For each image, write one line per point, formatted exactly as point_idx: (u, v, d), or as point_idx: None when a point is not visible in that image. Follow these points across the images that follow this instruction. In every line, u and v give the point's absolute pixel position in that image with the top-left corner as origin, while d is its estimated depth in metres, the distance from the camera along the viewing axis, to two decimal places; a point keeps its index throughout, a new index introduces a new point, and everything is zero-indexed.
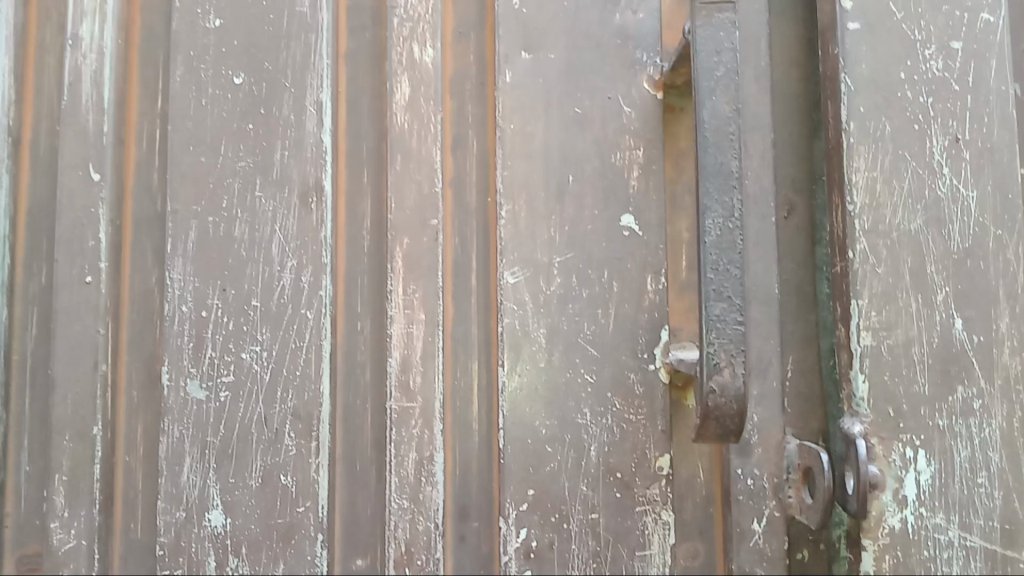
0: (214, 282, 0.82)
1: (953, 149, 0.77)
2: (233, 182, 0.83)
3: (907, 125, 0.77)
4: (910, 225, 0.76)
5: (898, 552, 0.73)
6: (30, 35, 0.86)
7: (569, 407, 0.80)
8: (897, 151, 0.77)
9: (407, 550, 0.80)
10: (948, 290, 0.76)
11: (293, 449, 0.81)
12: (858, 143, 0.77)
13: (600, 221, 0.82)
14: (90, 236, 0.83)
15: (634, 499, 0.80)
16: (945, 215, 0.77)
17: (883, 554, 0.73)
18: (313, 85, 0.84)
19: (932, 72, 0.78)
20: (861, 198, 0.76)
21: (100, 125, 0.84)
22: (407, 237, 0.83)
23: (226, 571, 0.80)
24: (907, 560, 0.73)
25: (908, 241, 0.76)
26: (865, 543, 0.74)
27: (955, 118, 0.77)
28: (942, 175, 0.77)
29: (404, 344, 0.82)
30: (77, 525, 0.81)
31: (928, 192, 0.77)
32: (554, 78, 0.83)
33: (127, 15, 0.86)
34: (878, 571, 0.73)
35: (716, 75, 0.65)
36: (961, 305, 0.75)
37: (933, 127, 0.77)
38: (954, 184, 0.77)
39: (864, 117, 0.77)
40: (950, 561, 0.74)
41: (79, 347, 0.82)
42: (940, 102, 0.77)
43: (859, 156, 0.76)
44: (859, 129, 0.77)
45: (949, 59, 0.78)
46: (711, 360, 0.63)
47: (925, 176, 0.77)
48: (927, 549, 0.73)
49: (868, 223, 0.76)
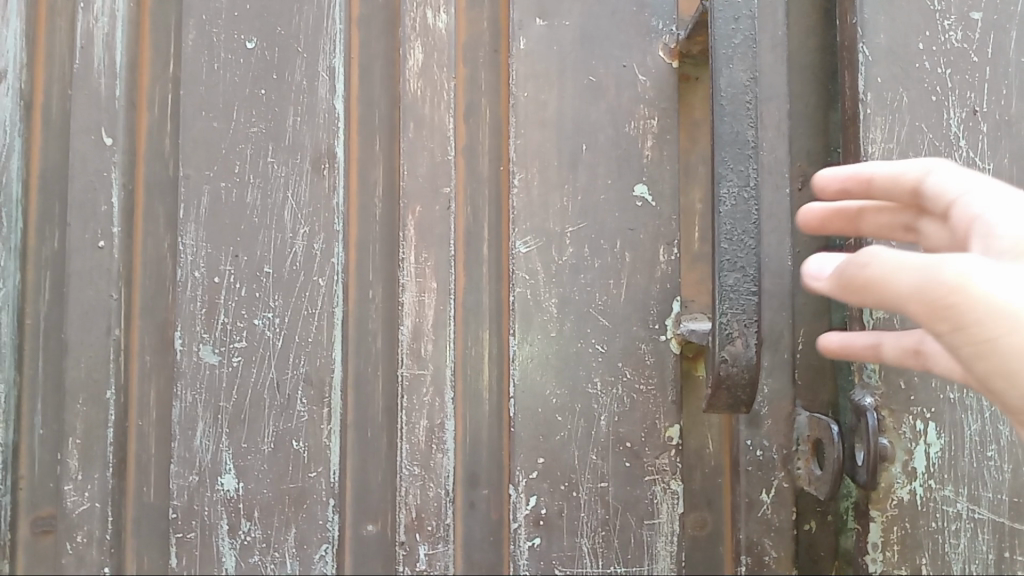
0: (227, 248, 0.82)
1: (970, 121, 0.76)
2: (246, 148, 0.83)
3: (925, 97, 0.76)
4: None
5: (906, 523, 0.74)
6: None
7: (580, 376, 0.80)
8: (914, 123, 0.76)
9: (417, 515, 0.81)
10: None
11: (305, 414, 0.81)
12: (875, 114, 0.76)
13: (613, 191, 0.81)
14: (103, 201, 0.84)
15: (643, 468, 0.80)
16: None
17: (890, 525, 0.74)
18: (326, 50, 0.84)
19: (951, 43, 0.77)
20: None
21: (112, 89, 0.84)
22: (419, 205, 0.82)
23: (239, 534, 0.81)
24: (915, 532, 0.74)
25: None
26: (873, 514, 0.74)
27: (973, 89, 0.76)
28: (958, 148, 0.76)
29: (416, 312, 0.82)
30: (90, 488, 0.82)
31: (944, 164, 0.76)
32: (568, 46, 0.82)
33: None
34: (885, 542, 0.74)
35: (734, 43, 0.64)
36: None
37: (950, 98, 0.76)
38: (971, 156, 0.76)
39: (881, 88, 0.76)
40: (958, 533, 0.74)
41: (92, 311, 0.83)
42: (958, 73, 0.76)
43: (876, 127, 0.76)
44: (876, 99, 0.76)
45: (969, 30, 0.77)
46: (724, 331, 0.63)
47: (941, 148, 0.76)
48: (934, 520, 0.74)
49: None
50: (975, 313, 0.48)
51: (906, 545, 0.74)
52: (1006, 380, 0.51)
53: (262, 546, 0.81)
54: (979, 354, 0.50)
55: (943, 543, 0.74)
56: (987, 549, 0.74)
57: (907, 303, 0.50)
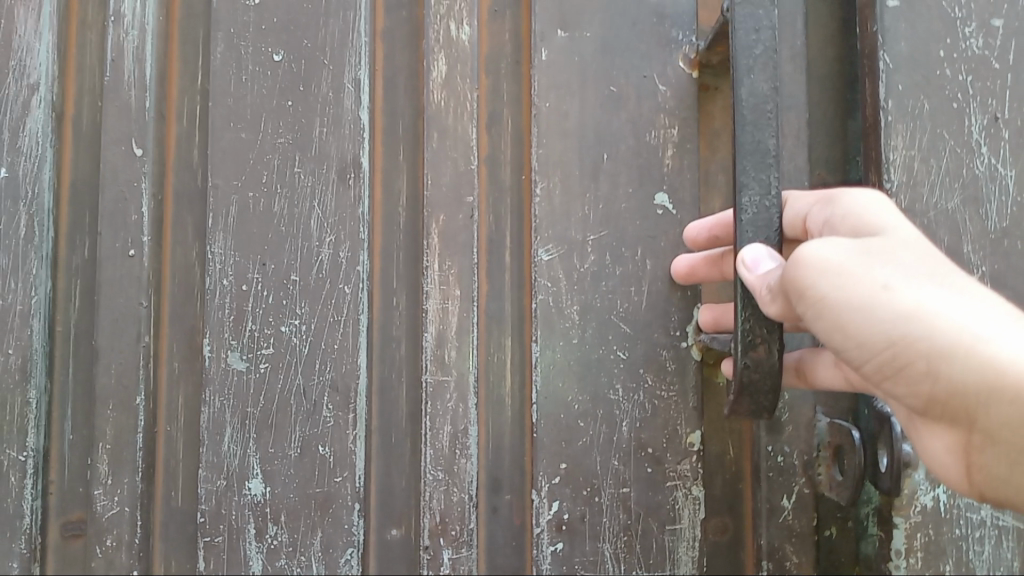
0: (255, 257, 0.84)
1: (992, 128, 0.77)
2: (273, 159, 0.85)
3: (946, 104, 0.76)
4: (948, 204, 0.76)
5: (929, 530, 0.74)
6: (71, 10, 0.87)
7: (602, 382, 0.81)
8: (936, 130, 0.76)
9: (441, 520, 0.82)
10: (985, 269, 0.75)
11: (331, 420, 0.83)
12: (897, 121, 0.76)
13: (634, 199, 0.82)
14: (133, 210, 0.86)
15: (665, 474, 0.81)
16: (983, 193, 0.76)
17: (913, 532, 0.74)
18: (351, 62, 0.85)
19: (972, 50, 0.77)
20: (899, 176, 0.76)
21: (142, 101, 0.86)
22: (443, 213, 0.84)
23: (266, 538, 0.83)
24: (939, 538, 0.74)
25: (945, 221, 0.76)
26: (897, 521, 0.74)
27: (994, 96, 0.77)
28: (980, 154, 0.77)
29: (439, 319, 0.83)
30: (120, 492, 0.84)
31: (966, 170, 0.76)
32: (589, 56, 0.83)
33: None
34: (909, 549, 0.74)
35: (755, 53, 0.64)
36: (998, 286, 0.75)
37: (972, 105, 0.77)
38: (993, 163, 0.77)
39: (903, 95, 0.76)
40: (982, 539, 0.74)
41: (123, 319, 0.85)
42: (980, 80, 0.77)
43: (897, 135, 0.76)
44: (897, 107, 0.76)
45: (990, 38, 0.77)
46: (746, 338, 0.63)
47: (963, 155, 0.76)
48: (958, 527, 0.74)
49: (905, 201, 0.76)
50: (810, 275, 0.56)
51: (930, 552, 0.74)
52: (841, 336, 0.58)
53: (288, 550, 0.83)
54: (818, 315, 0.58)
55: (967, 550, 0.74)
56: (1012, 555, 0.74)
57: (767, 296, 0.59)
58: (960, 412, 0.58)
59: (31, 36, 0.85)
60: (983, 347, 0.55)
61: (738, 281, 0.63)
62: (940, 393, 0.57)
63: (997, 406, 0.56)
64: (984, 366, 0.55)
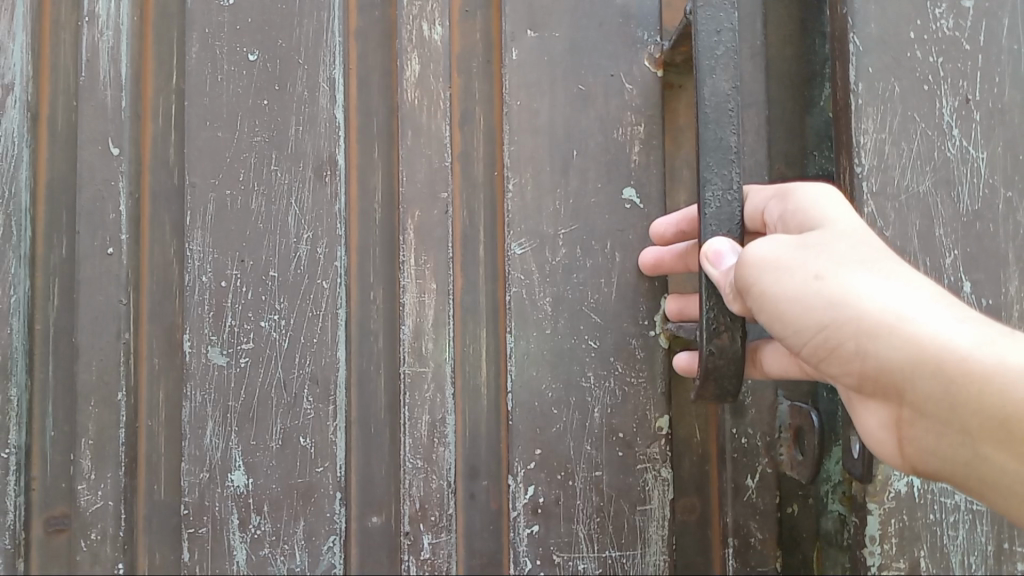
0: (233, 254, 0.86)
1: (963, 110, 0.79)
2: (250, 157, 0.86)
3: (917, 86, 0.78)
4: (919, 187, 0.78)
5: (903, 515, 0.76)
6: (44, 11, 0.89)
7: (574, 370, 0.84)
8: (907, 113, 0.78)
9: (421, 506, 0.84)
10: (957, 252, 0.77)
11: (311, 412, 0.85)
12: (867, 105, 0.78)
13: (603, 194, 0.85)
14: (111, 209, 0.87)
15: (635, 457, 0.84)
16: (954, 176, 0.78)
17: (887, 518, 0.76)
18: (326, 62, 0.87)
19: (943, 31, 0.79)
20: (869, 160, 0.78)
21: (118, 101, 0.88)
22: (418, 209, 0.86)
23: (249, 528, 0.85)
24: (913, 524, 0.76)
25: (917, 204, 0.78)
26: (871, 507, 0.76)
27: (965, 78, 0.79)
28: (951, 137, 0.79)
29: (416, 312, 0.85)
30: (103, 487, 0.86)
31: (938, 153, 0.78)
32: (558, 55, 0.85)
33: None
34: (883, 534, 0.75)
35: (716, 54, 0.67)
36: (971, 269, 0.77)
37: (943, 87, 0.79)
38: (964, 145, 0.79)
39: (873, 78, 0.78)
40: (955, 524, 0.76)
41: (103, 316, 0.86)
42: (951, 62, 0.79)
43: (868, 118, 0.78)
44: (867, 89, 0.78)
45: (960, 18, 0.79)
46: (711, 326, 0.66)
47: (934, 137, 0.78)
48: (932, 512, 0.76)
49: (876, 184, 0.77)
50: (750, 271, 0.61)
51: (903, 537, 0.76)
52: (781, 324, 0.62)
53: (271, 540, 0.85)
54: (760, 306, 0.62)
55: (941, 535, 0.76)
56: (986, 540, 0.76)
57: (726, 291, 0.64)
58: (890, 388, 0.60)
59: (4, 36, 0.87)
60: (905, 324, 0.57)
61: (702, 274, 0.66)
62: (869, 370, 0.60)
63: (921, 379, 0.58)
64: (907, 342, 0.57)
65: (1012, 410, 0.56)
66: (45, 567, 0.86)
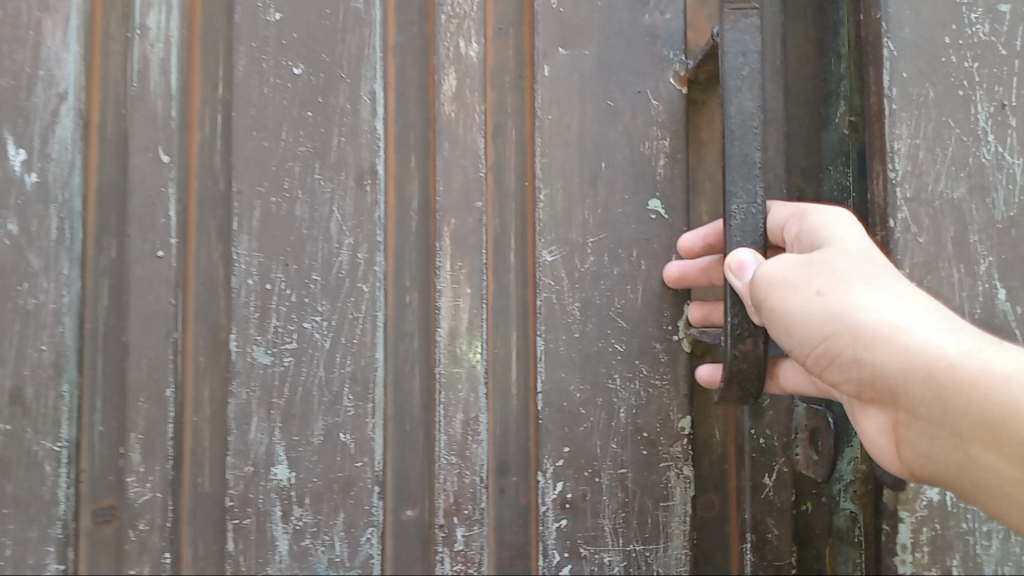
0: (278, 258, 0.90)
1: (998, 116, 0.80)
2: (294, 166, 0.91)
3: (951, 91, 0.80)
4: (954, 193, 0.79)
5: (936, 524, 0.77)
6: (95, 23, 0.93)
7: (601, 372, 0.88)
8: (941, 118, 0.79)
9: (455, 500, 0.89)
10: (992, 259, 0.79)
11: (351, 410, 0.90)
12: (902, 110, 0.79)
13: (630, 204, 0.89)
14: (161, 214, 0.92)
15: (659, 455, 0.88)
16: (990, 182, 0.80)
17: (919, 526, 0.77)
18: (367, 77, 0.92)
19: (978, 36, 0.80)
20: (903, 166, 0.79)
21: (167, 111, 0.92)
22: (454, 217, 0.90)
23: (291, 520, 0.89)
24: (945, 532, 0.77)
25: (951, 210, 0.79)
26: (902, 515, 0.77)
27: (1001, 84, 0.80)
28: (986, 142, 0.80)
29: (452, 315, 0.90)
30: (152, 479, 0.90)
31: (972, 159, 0.80)
32: (588, 72, 0.89)
33: (189, 5, 0.93)
34: (915, 542, 0.77)
35: (742, 74, 0.70)
36: (1005, 276, 0.79)
37: (978, 93, 0.80)
38: (1000, 152, 0.80)
39: (907, 82, 0.79)
40: (990, 534, 0.77)
41: (153, 316, 0.91)
42: (987, 67, 0.80)
43: (902, 123, 0.79)
44: (902, 94, 0.79)
45: (996, 23, 0.80)
46: (735, 332, 0.69)
47: (969, 143, 0.80)
48: (965, 521, 0.77)
49: (910, 190, 0.79)
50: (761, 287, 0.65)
51: (936, 545, 0.77)
52: (787, 337, 0.66)
53: (312, 530, 0.89)
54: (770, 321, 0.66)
55: (975, 544, 0.77)
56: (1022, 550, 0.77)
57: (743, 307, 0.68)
58: (888, 395, 0.64)
59: (59, 47, 0.91)
60: (900, 334, 0.61)
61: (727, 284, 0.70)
62: (867, 378, 0.63)
63: (914, 386, 0.61)
64: (900, 350, 0.61)
65: (998, 415, 0.59)
66: (92, 557, 0.90)
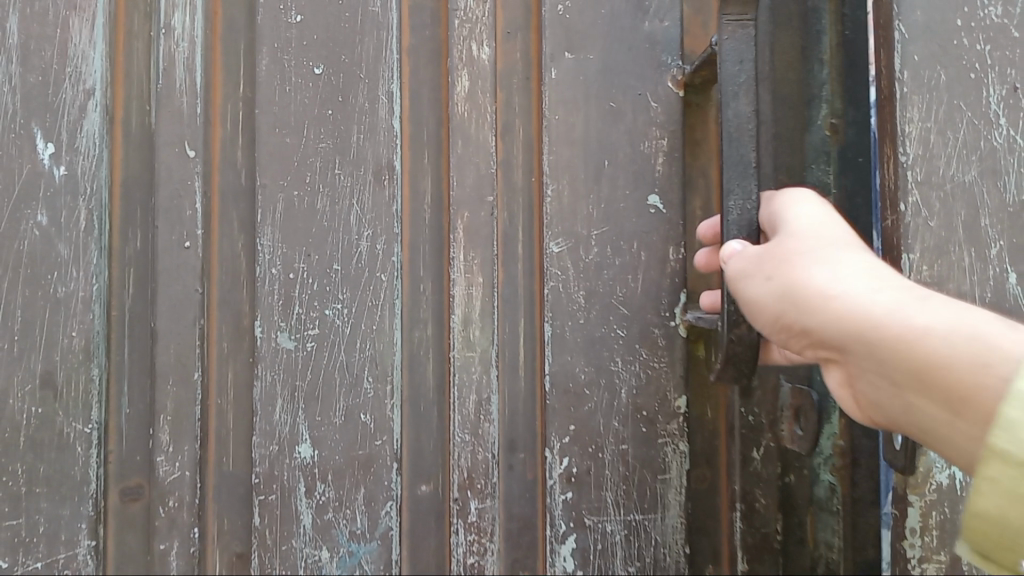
0: (300, 248, 0.96)
1: (1010, 98, 0.81)
2: (315, 161, 0.97)
3: (963, 74, 0.81)
4: (965, 177, 0.81)
5: (945, 508, 0.80)
6: (119, 22, 0.98)
7: (603, 356, 0.94)
8: (953, 101, 0.81)
9: (468, 475, 0.95)
10: (1002, 243, 0.80)
11: (371, 391, 0.96)
12: (913, 93, 0.80)
13: (631, 199, 0.94)
14: (187, 207, 0.97)
15: (657, 432, 0.94)
16: (1001, 165, 0.81)
17: (929, 510, 0.80)
18: (385, 77, 0.97)
19: (990, 19, 0.81)
20: (914, 149, 0.80)
21: (193, 108, 0.97)
22: (466, 210, 0.96)
23: (315, 495, 0.95)
24: (954, 516, 0.80)
25: (962, 194, 0.81)
26: (912, 499, 0.80)
27: (1013, 67, 0.81)
28: (998, 125, 0.81)
29: (465, 303, 0.96)
30: (180, 459, 0.96)
31: (984, 142, 0.81)
32: (592, 75, 0.95)
33: (211, 6, 0.98)
34: (924, 526, 0.80)
35: (739, 81, 0.75)
36: (1015, 258, 0.80)
37: (990, 75, 0.81)
38: (1011, 135, 0.81)
39: (919, 65, 0.81)
40: None
41: (180, 304, 0.96)
42: (998, 49, 0.81)
43: (913, 106, 0.81)
44: (913, 77, 0.80)
45: (1009, 6, 0.81)
46: (732, 318, 0.75)
47: (981, 126, 0.81)
48: None
49: (920, 173, 0.80)
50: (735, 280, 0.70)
51: (945, 529, 0.80)
52: (758, 321, 0.70)
53: (335, 505, 0.95)
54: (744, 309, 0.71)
55: None
56: None
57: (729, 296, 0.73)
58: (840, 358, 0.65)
59: (86, 46, 0.96)
60: (832, 301, 0.63)
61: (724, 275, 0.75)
62: (819, 341, 0.65)
63: (853, 345, 0.63)
64: (834, 312, 0.63)
65: (921, 362, 0.59)
66: (121, 533, 0.96)
